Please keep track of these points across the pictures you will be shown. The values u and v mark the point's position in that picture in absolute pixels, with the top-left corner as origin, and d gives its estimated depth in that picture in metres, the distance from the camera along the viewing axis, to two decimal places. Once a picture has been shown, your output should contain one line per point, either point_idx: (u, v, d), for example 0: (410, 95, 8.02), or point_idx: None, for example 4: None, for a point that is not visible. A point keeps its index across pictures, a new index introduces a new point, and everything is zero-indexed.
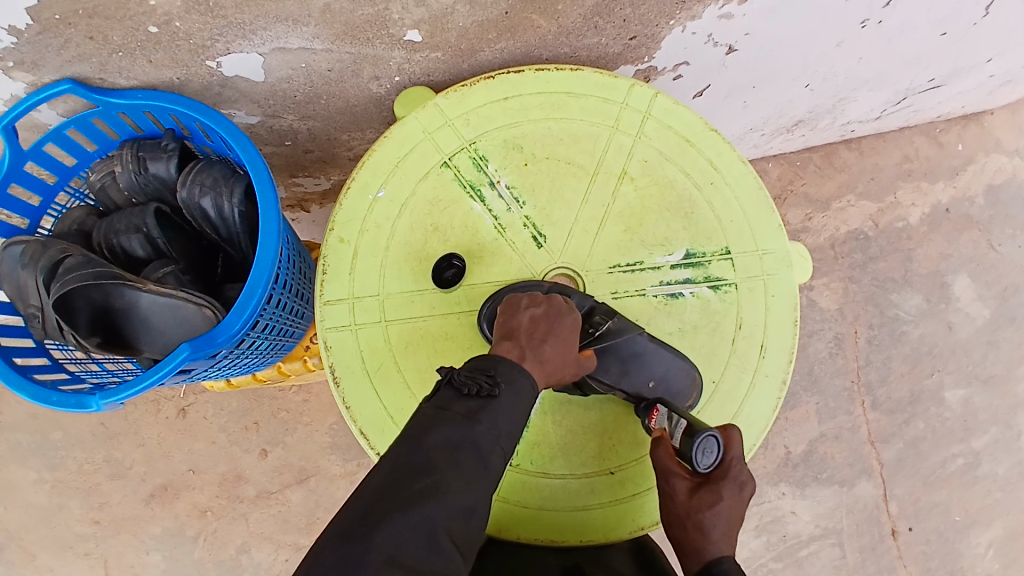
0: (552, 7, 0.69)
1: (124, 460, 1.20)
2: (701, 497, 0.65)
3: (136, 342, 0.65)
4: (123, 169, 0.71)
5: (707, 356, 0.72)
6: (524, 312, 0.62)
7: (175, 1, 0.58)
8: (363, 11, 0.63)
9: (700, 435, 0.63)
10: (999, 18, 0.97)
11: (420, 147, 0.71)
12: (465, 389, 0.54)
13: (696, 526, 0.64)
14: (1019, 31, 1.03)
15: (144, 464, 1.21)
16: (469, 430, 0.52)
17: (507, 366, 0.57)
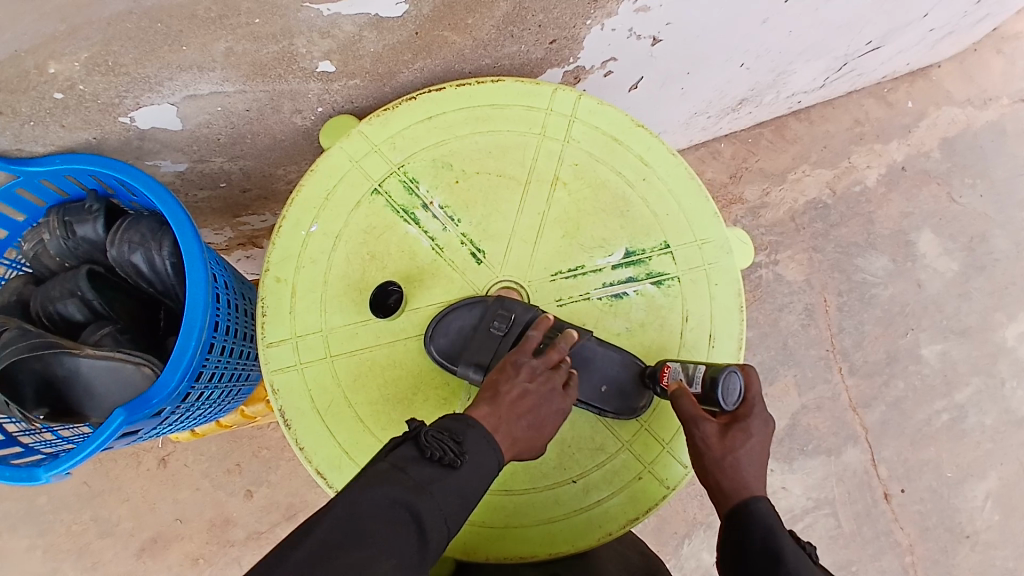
0: (463, 22, 0.69)
1: (110, 518, 1.19)
2: (732, 435, 0.65)
3: (81, 409, 0.65)
4: (51, 236, 0.70)
5: (657, 353, 0.72)
6: (519, 382, 0.62)
7: (74, 66, 0.58)
8: (268, 50, 0.62)
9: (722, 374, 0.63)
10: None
11: (349, 176, 0.71)
12: (429, 453, 0.55)
13: (733, 465, 0.64)
14: None
15: (131, 519, 1.19)
16: (415, 496, 0.53)
17: (474, 433, 0.58)
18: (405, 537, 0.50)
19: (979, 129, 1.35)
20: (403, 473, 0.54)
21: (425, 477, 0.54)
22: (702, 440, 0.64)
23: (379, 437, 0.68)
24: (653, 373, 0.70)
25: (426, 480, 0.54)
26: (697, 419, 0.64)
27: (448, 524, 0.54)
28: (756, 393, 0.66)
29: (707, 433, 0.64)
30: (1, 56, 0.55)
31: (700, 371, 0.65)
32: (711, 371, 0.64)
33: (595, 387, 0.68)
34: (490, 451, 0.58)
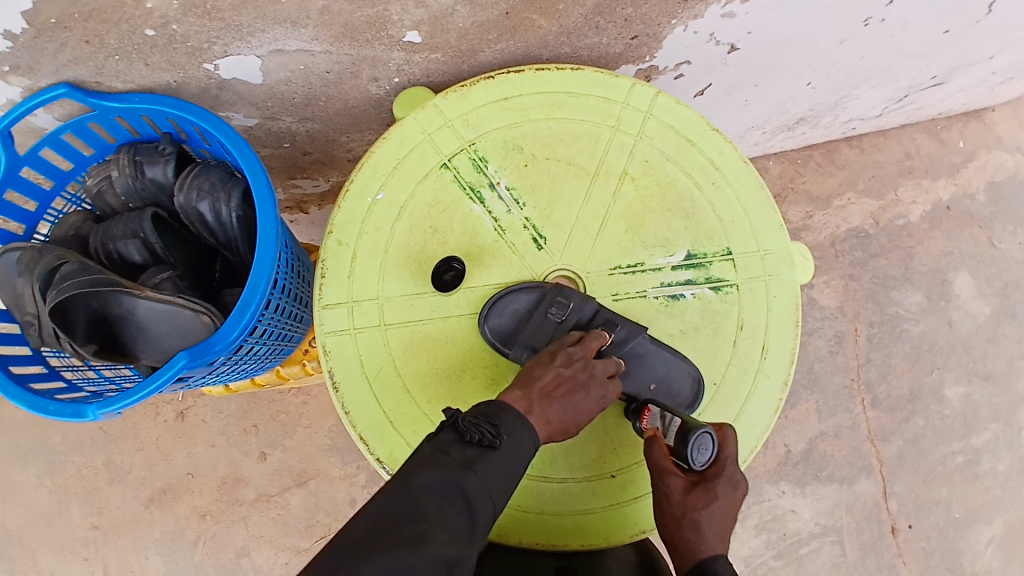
0: (552, 7, 0.68)
1: (124, 463, 1.20)
2: (696, 495, 0.65)
3: (132, 349, 0.65)
4: (119, 174, 0.70)
5: (708, 357, 0.72)
6: (552, 367, 0.62)
7: (171, 3, 0.57)
8: (361, 13, 0.62)
9: (685, 431, 0.63)
10: (1001, 15, 0.96)
11: (419, 148, 0.71)
12: (468, 436, 0.55)
13: (691, 525, 0.64)
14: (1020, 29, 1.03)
15: (143, 467, 1.20)
16: (461, 477, 0.52)
17: (511, 416, 0.57)
18: (455, 513, 0.50)
19: None
20: (446, 455, 0.53)
21: (467, 458, 0.53)
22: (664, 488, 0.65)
23: (424, 409, 0.68)
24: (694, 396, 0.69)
25: (469, 461, 0.53)
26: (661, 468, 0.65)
27: (495, 502, 0.54)
28: (728, 456, 0.65)
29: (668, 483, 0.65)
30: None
31: (675, 425, 0.64)
32: (685, 426, 0.63)
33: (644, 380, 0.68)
34: (526, 435, 0.57)
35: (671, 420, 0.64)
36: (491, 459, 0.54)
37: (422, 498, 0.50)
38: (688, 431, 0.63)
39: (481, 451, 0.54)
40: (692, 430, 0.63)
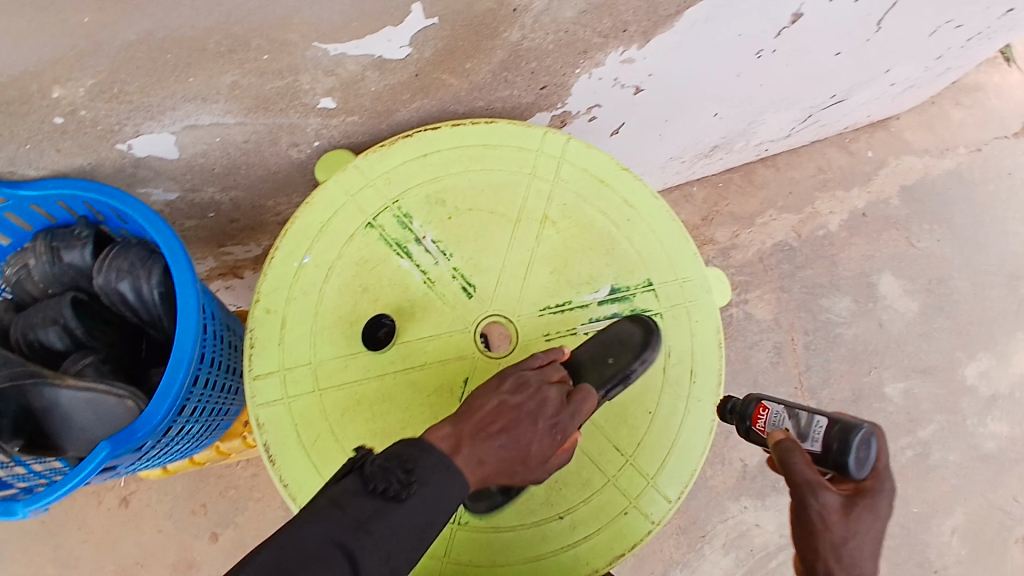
0: (461, 67, 0.72)
1: (69, 556, 1.16)
2: (858, 514, 0.64)
3: (59, 441, 0.62)
4: (37, 260, 0.68)
5: (645, 378, 0.74)
6: (494, 396, 0.62)
7: (78, 91, 0.58)
8: (272, 85, 0.64)
9: (829, 422, 0.67)
10: (885, 36, 1.04)
11: (343, 209, 0.72)
12: (373, 485, 0.53)
13: (849, 553, 0.63)
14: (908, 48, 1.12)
15: (91, 559, 1.16)
16: (352, 535, 0.50)
17: (430, 464, 0.55)
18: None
19: (937, 177, 1.44)
20: (341, 509, 0.52)
21: (364, 513, 0.52)
22: (797, 473, 0.64)
23: None
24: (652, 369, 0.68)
25: (367, 517, 0.51)
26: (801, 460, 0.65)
27: (390, 564, 0.51)
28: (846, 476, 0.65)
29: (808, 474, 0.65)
30: (6, 75, 0.54)
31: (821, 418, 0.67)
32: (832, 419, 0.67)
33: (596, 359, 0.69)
34: (447, 481, 0.56)
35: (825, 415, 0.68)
36: (391, 513, 0.52)
37: (303, 556, 0.48)
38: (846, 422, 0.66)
39: (384, 503, 0.53)
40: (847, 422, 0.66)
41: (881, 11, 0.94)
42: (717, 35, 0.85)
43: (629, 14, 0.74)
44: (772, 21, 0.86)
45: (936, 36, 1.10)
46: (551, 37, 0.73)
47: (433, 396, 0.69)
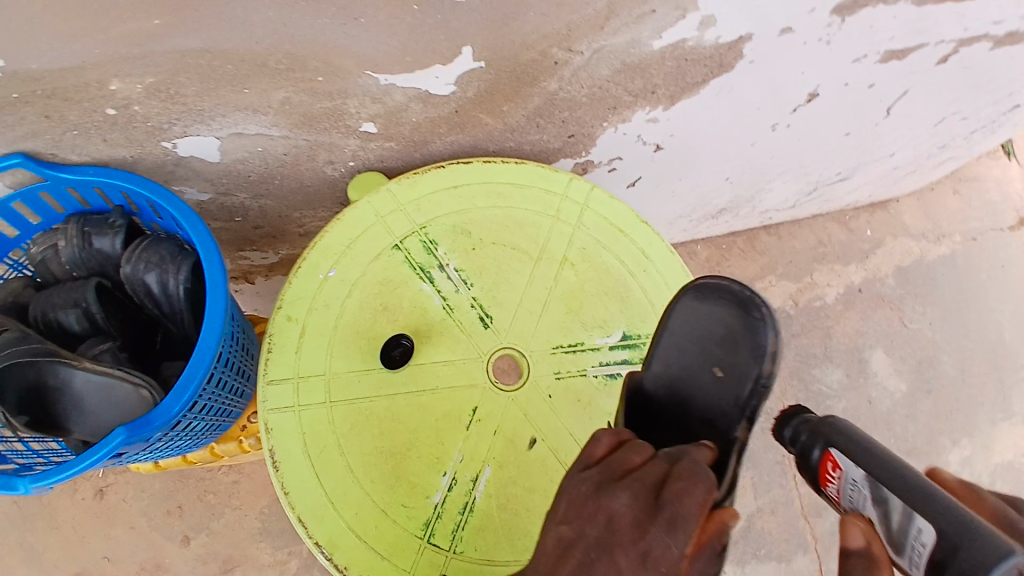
0: (498, 108, 0.76)
1: (38, 544, 1.16)
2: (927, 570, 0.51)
3: (65, 422, 0.64)
4: (67, 243, 0.70)
5: None
6: (551, 530, 0.49)
7: (135, 87, 0.59)
8: (321, 105, 0.67)
9: (933, 544, 0.47)
10: (893, 122, 1.10)
11: (372, 229, 0.74)
12: None
13: None
14: (911, 136, 1.18)
15: (59, 549, 1.16)
16: None
17: None
18: None
19: (933, 262, 1.49)
20: None
21: None
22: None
23: (366, 490, 0.67)
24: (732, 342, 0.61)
25: None
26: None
27: None
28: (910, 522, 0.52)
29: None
30: (68, 65, 0.55)
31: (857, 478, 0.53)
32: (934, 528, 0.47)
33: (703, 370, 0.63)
34: None
35: (927, 522, 0.47)
36: None
37: None
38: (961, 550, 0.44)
39: None
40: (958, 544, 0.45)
41: (890, 99, 1.01)
42: (740, 103, 0.90)
43: (659, 78, 0.78)
44: (789, 98, 0.92)
45: (941, 125, 1.17)
46: (585, 91, 0.77)
47: (440, 420, 0.70)
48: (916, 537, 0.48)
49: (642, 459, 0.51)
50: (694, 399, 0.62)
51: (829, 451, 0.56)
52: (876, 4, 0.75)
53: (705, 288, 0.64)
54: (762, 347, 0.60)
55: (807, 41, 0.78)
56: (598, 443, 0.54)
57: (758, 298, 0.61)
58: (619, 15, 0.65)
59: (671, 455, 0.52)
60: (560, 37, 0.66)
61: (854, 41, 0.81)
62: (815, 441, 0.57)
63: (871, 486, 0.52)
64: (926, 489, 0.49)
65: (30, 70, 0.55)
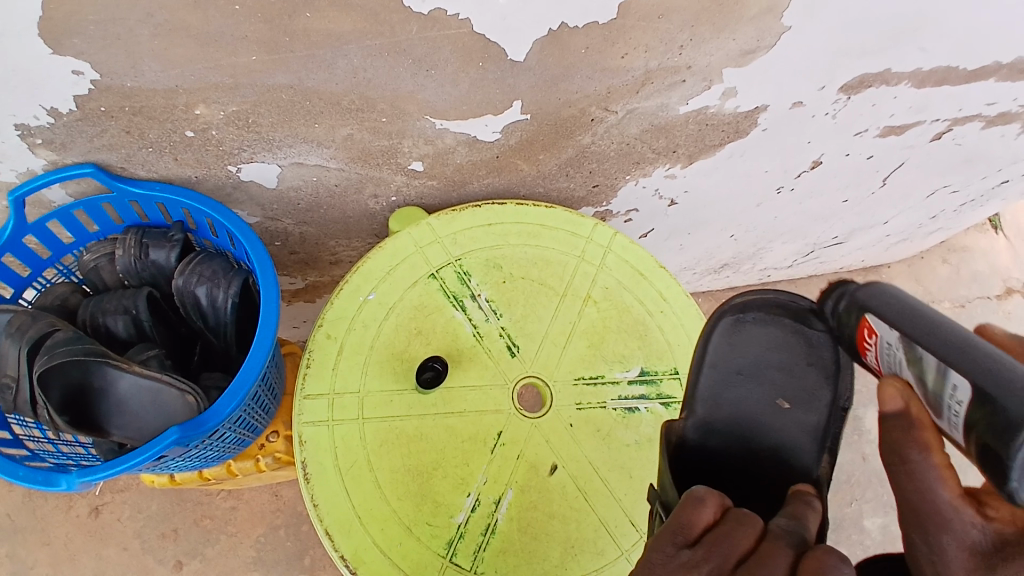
0: (535, 156, 0.82)
1: (24, 559, 1.13)
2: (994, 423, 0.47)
3: (106, 424, 0.65)
4: (124, 253, 0.74)
5: None
6: None
7: (218, 113, 0.64)
8: (379, 142, 0.73)
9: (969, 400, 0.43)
10: (888, 191, 1.19)
11: (410, 259, 0.79)
12: None
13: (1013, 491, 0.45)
14: (901, 206, 1.27)
15: (45, 567, 1.13)
16: None
17: None
18: None
19: None
20: None
21: None
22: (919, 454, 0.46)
23: (393, 507, 0.70)
24: (794, 362, 0.68)
25: None
26: (916, 441, 0.46)
27: None
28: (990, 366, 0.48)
29: (933, 459, 0.46)
30: (161, 87, 0.60)
31: (891, 338, 0.51)
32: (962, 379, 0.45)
33: (772, 401, 0.68)
34: None
35: (961, 379, 0.44)
36: None
37: None
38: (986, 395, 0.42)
39: None
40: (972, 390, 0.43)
41: (886, 170, 1.10)
42: (752, 165, 0.97)
43: (681, 139, 0.86)
44: (794, 164, 1.00)
45: (931, 197, 1.26)
46: (613, 147, 0.84)
47: (467, 443, 0.73)
48: (951, 397, 0.45)
49: (758, 552, 0.45)
50: (766, 432, 0.67)
51: (865, 317, 0.54)
52: (879, 85, 0.84)
53: (762, 309, 0.69)
54: (827, 364, 0.67)
55: (815, 114, 0.87)
56: (704, 516, 0.49)
57: (817, 309, 0.67)
58: (654, 82, 0.73)
59: (791, 549, 0.46)
60: (599, 97, 0.73)
61: (855, 117, 0.90)
62: (851, 311, 0.56)
63: (906, 347, 0.49)
64: (966, 345, 0.45)
65: (124, 87, 0.60)
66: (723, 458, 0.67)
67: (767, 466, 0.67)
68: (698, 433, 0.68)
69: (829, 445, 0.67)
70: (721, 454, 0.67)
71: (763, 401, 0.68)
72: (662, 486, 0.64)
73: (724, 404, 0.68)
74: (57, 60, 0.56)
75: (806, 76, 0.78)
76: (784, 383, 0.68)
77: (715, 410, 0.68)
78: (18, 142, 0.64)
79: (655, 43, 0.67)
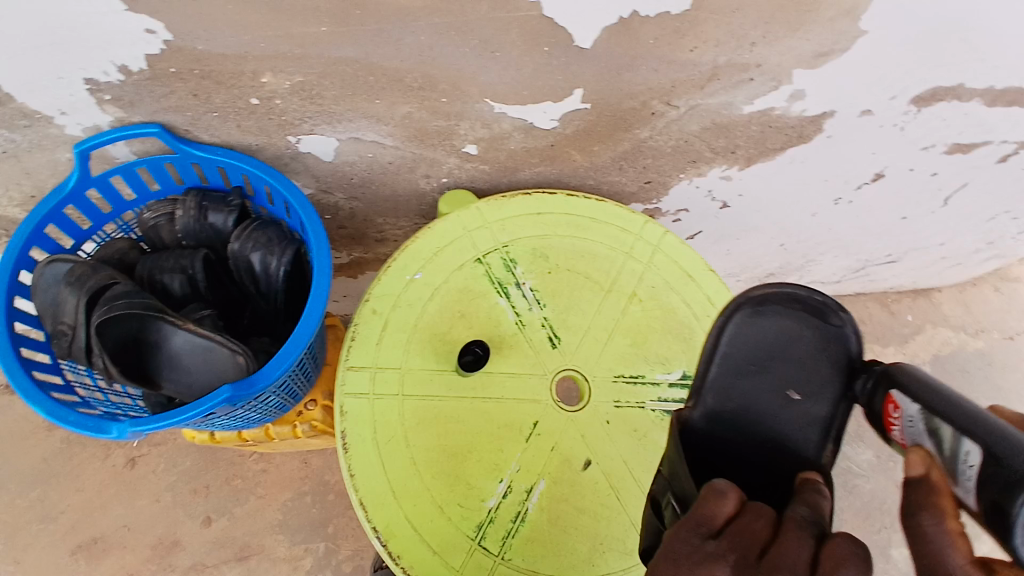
0: (589, 147, 0.81)
1: (61, 502, 1.19)
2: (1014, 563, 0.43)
3: (158, 377, 0.67)
4: (185, 214, 0.76)
5: None
6: None
7: (283, 83, 0.66)
8: (436, 123, 0.73)
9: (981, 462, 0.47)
10: (951, 212, 1.14)
11: (459, 242, 0.80)
12: None
13: None
14: (966, 227, 1.21)
15: (81, 511, 1.19)
16: None
17: None
18: None
19: (973, 355, 1.49)
20: None
21: None
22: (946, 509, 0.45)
23: (426, 484, 0.70)
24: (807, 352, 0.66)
25: None
26: (934, 506, 0.46)
27: None
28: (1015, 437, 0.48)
29: (945, 525, 0.45)
30: (233, 52, 0.62)
31: (911, 410, 0.55)
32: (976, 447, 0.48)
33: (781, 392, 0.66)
34: None
35: (974, 446, 0.48)
36: None
37: None
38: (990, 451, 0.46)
39: None
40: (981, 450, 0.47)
41: (950, 190, 1.05)
42: (810, 172, 0.94)
43: (740, 140, 0.83)
44: (856, 175, 0.96)
45: (996, 221, 1.20)
46: (670, 143, 0.82)
47: (503, 429, 0.73)
48: (965, 460, 0.48)
49: (778, 540, 0.45)
50: (776, 424, 0.65)
51: (890, 391, 0.58)
52: (951, 100, 0.80)
53: (778, 304, 0.68)
54: (841, 360, 0.66)
55: (884, 124, 0.83)
56: (725, 509, 0.48)
57: (834, 304, 0.67)
58: (719, 78, 0.71)
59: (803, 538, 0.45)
60: (661, 91, 0.71)
61: (927, 130, 0.86)
62: (881, 387, 0.61)
63: (926, 418, 0.53)
64: (976, 418, 0.49)
65: (196, 50, 0.61)
66: (730, 447, 0.65)
67: (774, 456, 0.64)
68: (706, 423, 0.66)
69: (836, 436, 0.65)
70: (727, 445, 0.65)
71: (774, 393, 0.66)
72: (672, 475, 0.62)
73: (733, 395, 0.66)
74: (132, 17, 0.57)
75: (878, 84, 0.75)
76: (796, 376, 0.66)
77: (724, 401, 0.66)
78: (87, 97, 0.66)
79: (725, 37, 0.65)
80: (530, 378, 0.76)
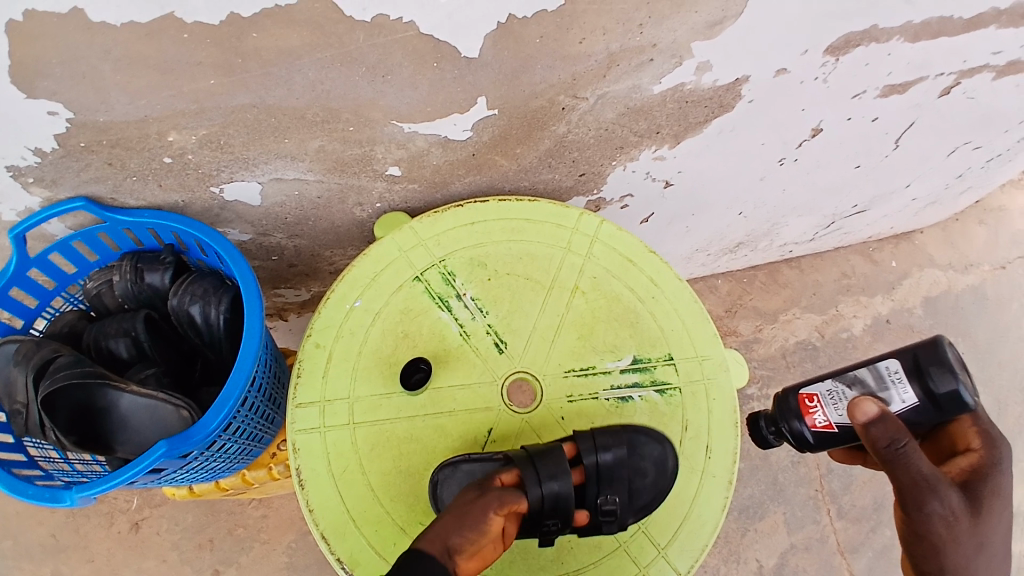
0: (512, 151, 0.82)
1: None
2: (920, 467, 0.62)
3: (110, 442, 0.68)
4: (121, 278, 0.78)
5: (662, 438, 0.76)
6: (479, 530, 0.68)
7: (190, 138, 0.67)
8: (352, 151, 0.74)
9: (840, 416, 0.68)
10: (905, 153, 1.12)
11: (394, 263, 0.80)
12: None
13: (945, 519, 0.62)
14: (926, 165, 1.20)
15: None
16: None
17: None
18: None
19: (961, 292, 1.47)
20: None
21: None
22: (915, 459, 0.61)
23: (387, 508, 0.71)
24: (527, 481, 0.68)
25: None
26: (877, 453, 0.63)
27: None
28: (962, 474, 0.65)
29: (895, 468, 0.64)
30: (132, 119, 0.63)
31: (891, 366, 0.68)
32: (906, 363, 0.67)
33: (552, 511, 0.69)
34: None
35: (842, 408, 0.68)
36: None
37: None
38: (927, 362, 0.66)
39: None
40: (924, 351, 0.67)
41: (897, 132, 1.04)
42: (746, 139, 0.94)
43: (663, 119, 0.83)
44: (793, 134, 0.95)
45: (953, 155, 1.18)
46: (593, 133, 0.82)
47: (457, 442, 0.74)
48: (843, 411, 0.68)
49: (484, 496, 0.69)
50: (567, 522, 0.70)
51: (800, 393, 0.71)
52: (867, 44, 0.79)
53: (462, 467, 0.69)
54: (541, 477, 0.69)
55: (805, 80, 0.83)
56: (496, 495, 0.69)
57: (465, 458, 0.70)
58: (620, 64, 0.71)
59: None
60: (566, 85, 0.72)
61: (850, 78, 0.85)
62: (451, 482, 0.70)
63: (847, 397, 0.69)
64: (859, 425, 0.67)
65: (97, 122, 0.63)
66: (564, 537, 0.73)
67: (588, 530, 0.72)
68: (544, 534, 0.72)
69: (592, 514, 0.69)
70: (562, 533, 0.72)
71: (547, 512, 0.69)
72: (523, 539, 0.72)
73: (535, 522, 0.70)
74: (32, 103, 0.59)
75: (785, 41, 0.75)
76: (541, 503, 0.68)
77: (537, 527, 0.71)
78: (11, 182, 0.68)
79: (612, 24, 0.65)
80: (480, 387, 0.76)
